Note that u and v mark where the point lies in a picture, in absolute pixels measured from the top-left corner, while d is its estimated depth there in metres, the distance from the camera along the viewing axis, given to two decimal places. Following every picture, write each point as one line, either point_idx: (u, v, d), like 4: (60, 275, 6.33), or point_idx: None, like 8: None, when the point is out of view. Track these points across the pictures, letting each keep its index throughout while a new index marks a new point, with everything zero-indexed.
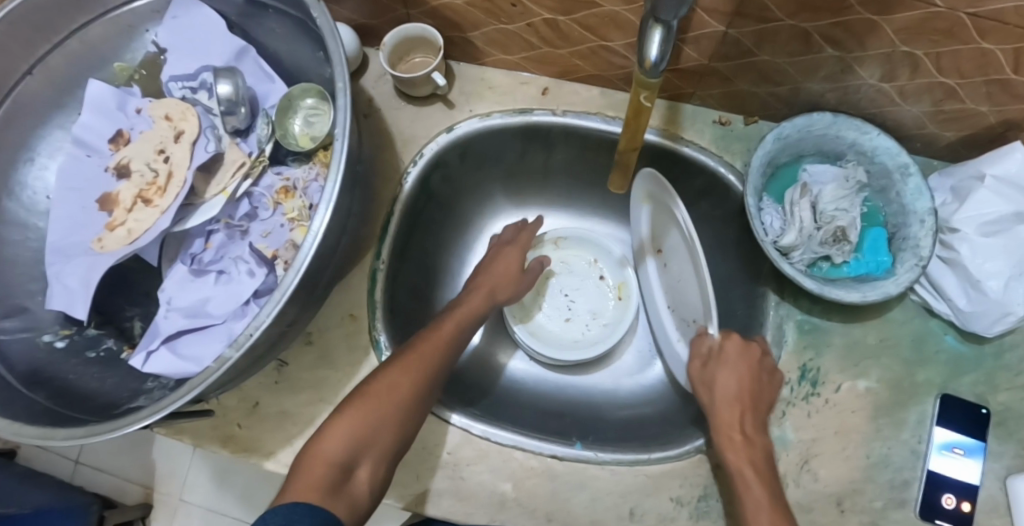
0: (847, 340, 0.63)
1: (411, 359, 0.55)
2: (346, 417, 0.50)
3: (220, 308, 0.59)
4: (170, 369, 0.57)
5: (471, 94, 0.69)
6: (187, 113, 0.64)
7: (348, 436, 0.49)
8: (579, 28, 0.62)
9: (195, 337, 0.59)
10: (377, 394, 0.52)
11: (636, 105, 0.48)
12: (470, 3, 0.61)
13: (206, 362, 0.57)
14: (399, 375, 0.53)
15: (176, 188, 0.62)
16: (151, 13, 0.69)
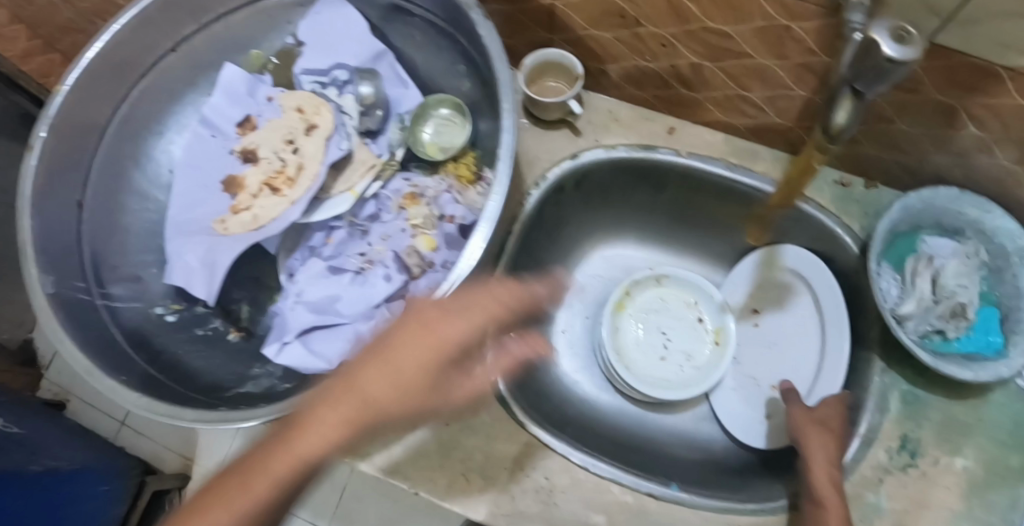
0: (948, 416, 0.62)
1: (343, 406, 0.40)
2: (208, 510, 0.36)
3: (351, 308, 0.61)
4: (301, 363, 0.59)
5: (597, 125, 0.70)
6: (321, 107, 0.65)
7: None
8: (724, 76, 0.63)
9: (321, 333, 0.60)
10: (259, 474, 0.37)
11: (805, 164, 0.51)
12: (619, 37, 0.62)
13: (336, 360, 0.58)
14: (303, 441, 0.38)
15: (307, 180, 0.63)
16: (293, 6, 0.69)
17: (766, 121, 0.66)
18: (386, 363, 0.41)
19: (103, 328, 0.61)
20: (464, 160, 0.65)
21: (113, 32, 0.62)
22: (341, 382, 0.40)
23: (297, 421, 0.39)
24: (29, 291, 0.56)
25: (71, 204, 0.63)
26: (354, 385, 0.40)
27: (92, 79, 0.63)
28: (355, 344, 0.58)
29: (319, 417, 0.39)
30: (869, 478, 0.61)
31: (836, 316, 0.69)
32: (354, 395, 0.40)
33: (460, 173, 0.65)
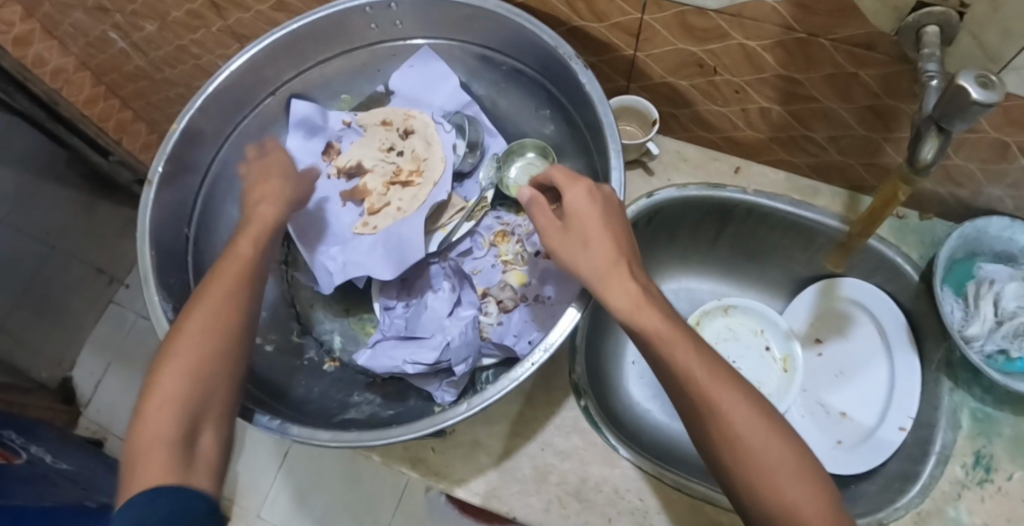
0: (1019, 433, 0.65)
1: (216, 292, 0.52)
2: (163, 376, 0.47)
3: (431, 324, 0.63)
4: (379, 366, 0.60)
5: (667, 164, 0.75)
6: (412, 114, 0.72)
7: (196, 367, 0.48)
8: (790, 118, 0.68)
9: (402, 347, 0.61)
10: (198, 328, 0.49)
11: (891, 193, 0.56)
12: (694, 85, 0.68)
13: (413, 365, 0.59)
14: (214, 305, 0.51)
15: (438, 164, 0.69)
16: (387, 56, 0.74)
17: (827, 158, 0.71)
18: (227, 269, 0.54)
19: None
20: None
21: (227, 73, 0.66)
22: (210, 278, 0.53)
23: (201, 297, 0.51)
24: (153, 316, 0.58)
25: (180, 236, 0.66)
26: (208, 287, 0.52)
27: (204, 119, 0.67)
28: (431, 350, 0.60)
29: (218, 296, 0.52)
30: (949, 493, 0.63)
31: (901, 346, 0.73)
32: (230, 275, 0.53)
33: None
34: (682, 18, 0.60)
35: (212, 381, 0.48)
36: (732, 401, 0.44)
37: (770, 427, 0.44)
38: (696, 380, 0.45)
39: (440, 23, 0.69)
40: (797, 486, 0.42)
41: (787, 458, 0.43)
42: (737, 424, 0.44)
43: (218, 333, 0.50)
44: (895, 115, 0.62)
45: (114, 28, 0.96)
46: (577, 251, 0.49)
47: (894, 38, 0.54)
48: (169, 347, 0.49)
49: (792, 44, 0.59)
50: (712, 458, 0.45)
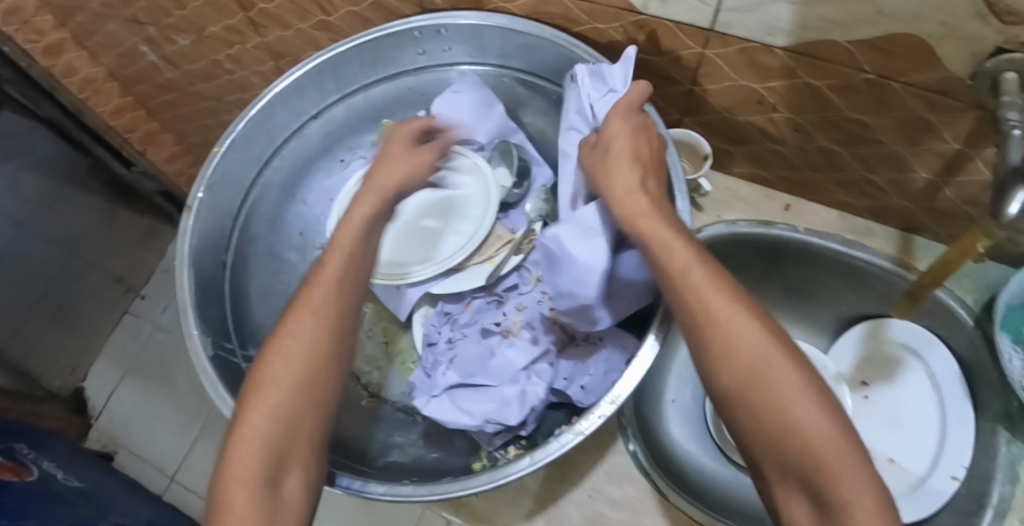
0: None
1: (299, 333, 0.47)
2: (252, 416, 0.44)
3: (499, 371, 0.59)
4: (448, 417, 0.58)
5: (719, 201, 0.73)
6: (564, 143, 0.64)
7: (281, 413, 0.44)
8: (852, 160, 0.66)
9: (469, 397, 0.59)
10: (285, 373, 0.46)
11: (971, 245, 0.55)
12: (752, 122, 0.66)
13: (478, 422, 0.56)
14: (307, 346, 0.47)
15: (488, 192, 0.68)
16: (433, 82, 0.73)
17: (885, 201, 0.69)
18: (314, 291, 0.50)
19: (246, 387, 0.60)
20: None
21: (270, 97, 0.64)
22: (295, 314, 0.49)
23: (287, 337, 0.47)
24: (192, 351, 0.56)
25: (218, 264, 0.64)
26: (291, 330, 0.48)
27: (246, 142, 0.65)
28: (497, 407, 0.56)
29: (304, 339, 0.47)
30: None
31: (954, 392, 0.71)
32: (310, 312, 0.48)
33: None
34: (746, 55, 0.58)
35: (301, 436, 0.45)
36: (804, 408, 0.36)
37: (850, 443, 0.35)
38: (765, 369, 0.37)
39: (492, 49, 0.68)
40: (870, 506, 0.33)
41: (861, 476, 0.34)
42: (809, 430, 0.35)
43: (308, 375, 0.46)
44: (962, 160, 0.60)
45: (146, 39, 0.94)
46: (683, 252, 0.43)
47: (969, 83, 0.51)
48: (257, 389, 0.45)
49: (860, 85, 0.57)
50: (787, 470, 0.36)
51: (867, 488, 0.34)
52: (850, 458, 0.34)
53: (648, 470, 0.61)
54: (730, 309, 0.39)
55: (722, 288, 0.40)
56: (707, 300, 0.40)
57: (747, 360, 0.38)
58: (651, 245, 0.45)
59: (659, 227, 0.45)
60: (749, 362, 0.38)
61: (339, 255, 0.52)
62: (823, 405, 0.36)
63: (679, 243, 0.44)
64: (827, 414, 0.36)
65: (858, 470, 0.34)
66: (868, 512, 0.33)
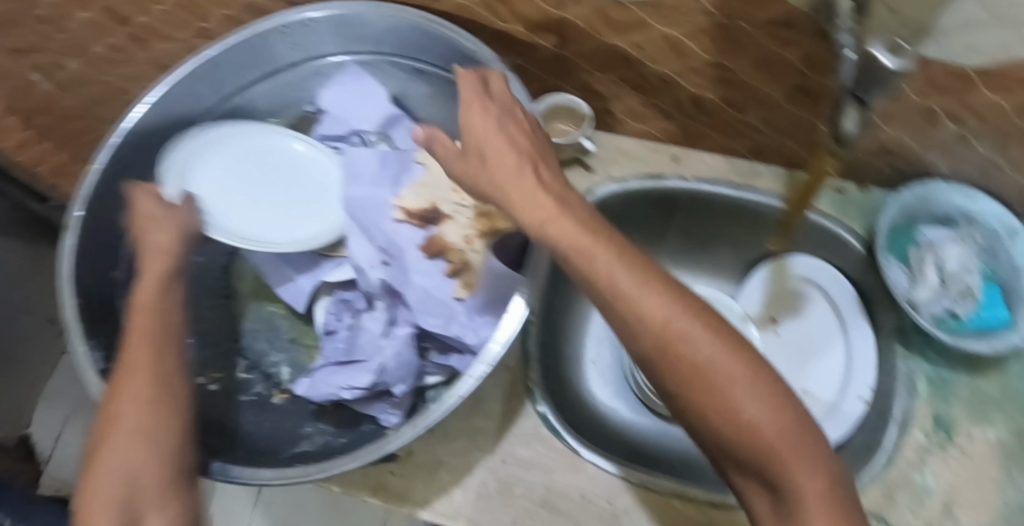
0: (973, 393, 0.67)
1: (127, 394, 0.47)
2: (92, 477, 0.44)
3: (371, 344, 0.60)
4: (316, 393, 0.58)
5: (605, 159, 0.75)
6: None
7: (119, 460, 0.45)
8: (721, 104, 0.68)
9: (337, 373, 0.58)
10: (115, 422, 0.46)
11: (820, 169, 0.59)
12: (624, 78, 0.68)
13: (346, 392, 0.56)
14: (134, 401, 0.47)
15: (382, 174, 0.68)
16: (313, 75, 0.73)
17: (764, 140, 0.72)
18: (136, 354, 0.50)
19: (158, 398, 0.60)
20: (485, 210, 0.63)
21: (140, 108, 0.64)
22: (126, 371, 0.49)
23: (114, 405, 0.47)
24: (79, 366, 0.55)
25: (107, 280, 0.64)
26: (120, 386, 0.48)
27: (121, 157, 0.65)
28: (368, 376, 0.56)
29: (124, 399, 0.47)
30: (913, 460, 0.64)
31: (853, 316, 0.74)
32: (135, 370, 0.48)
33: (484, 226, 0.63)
34: (602, 13, 0.59)
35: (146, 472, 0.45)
36: (753, 404, 0.37)
37: (790, 424, 0.38)
38: (722, 370, 0.38)
39: (361, 36, 0.68)
40: (815, 490, 0.37)
41: (806, 461, 0.37)
42: (758, 427, 0.37)
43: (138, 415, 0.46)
44: (822, 93, 0.62)
45: (35, 68, 0.92)
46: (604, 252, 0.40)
47: (808, 15, 0.53)
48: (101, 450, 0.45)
49: (713, 29, 0.58)
50: (739, 461, 0.39)
51: (812, 472, 0.37)
52: (798, 443, 0.38)
53: (559, 429, 0.64)
54: (683, 319, 0.38)
55: (666, 287, 0.40)
56: (649, 315, 0.38)
57: (694, 361, 0.38)
58: (579, 256, 0.41)
59: (575, 228, 0.42)
60: (705, 367, 0.38)
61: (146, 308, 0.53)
62: (772, 397, 0.38)
63: (604, 248, 0.41)
64: (772, 400, 0.38)
65: (807, 458, 0.37)
66: (813, 496, 0.37)
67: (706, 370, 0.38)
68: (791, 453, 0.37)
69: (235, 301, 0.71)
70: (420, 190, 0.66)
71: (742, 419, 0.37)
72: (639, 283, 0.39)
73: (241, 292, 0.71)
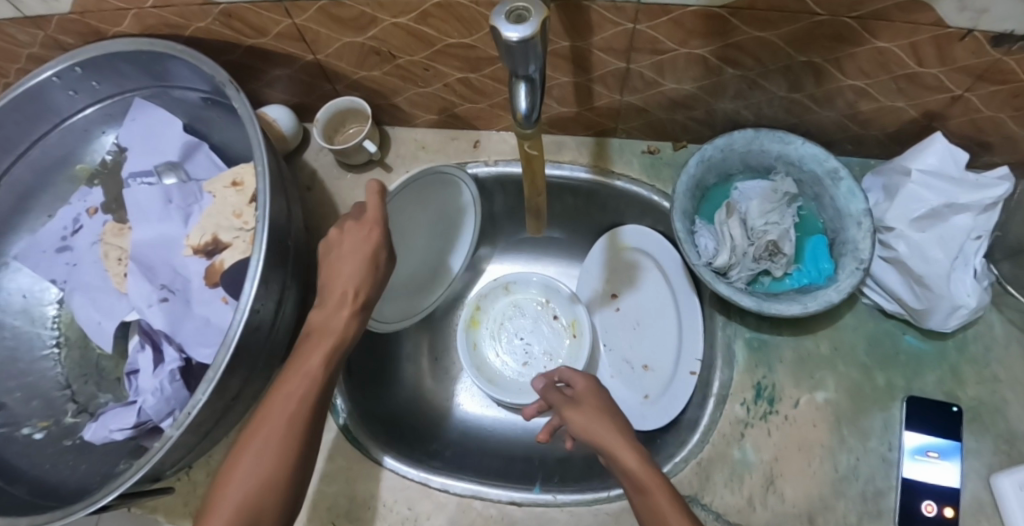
0: (799, 353, 0.62)
1: (261, 435, 0.47)
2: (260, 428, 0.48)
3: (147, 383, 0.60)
4: (95, 435, 0.59)
5: (404, 155, 0.72)
6: None
7: (263, 480, 0.46)
8: (492, 82, 0.64)
9: (116, 414, 0.59)
10: (231, 486, 0.45)
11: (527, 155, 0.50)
12: (388, 72, 0.65)
13: (117, 435, 0.58)
14: (284, 415, 0.48)
15: (174, 209, 0.68)
16: (105, 117, 0.73)
17: (554, 112, 0.68)
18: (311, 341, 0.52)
19: None
20: None
21: None
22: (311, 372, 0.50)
23: (293, 384, 0.50)
24: None
25: None
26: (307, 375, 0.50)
27: None
28: (135, 417, 0.57)
29: (291, 389, 0.49)
30: (730, 434, 0.60)
31: (680, 283, 0.69)
32: (323, 344, 0.52)
33: None
34: (327, 13, 0.57)
35: (252, 517, 0.45)
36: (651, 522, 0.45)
37: None
38: (639, 477, 0.46)
39: (133, 73, 0.68)
40: None
41: None
42: None
43: (260, 447, 0.47)
44: (583, 56, 0.59)
45: None
46: (583, 420, 0.53)
47: None
48: (230, 462, 0.47)
49: (436, 11, 0.55)
50: None
51: None
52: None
53: (360, 438, 0.64)
54: (608, 428, 0.51)
55: (603, 412, 0.53)
56: (575, 423, 0.53)
57: (581, 429, 0.52)
58: (577, 402, 0.55)
59: (592, 397, 0.55)
60: (614, 449, 0.49)
61: (347, 256, 0.55)
62: (662, 478, 0.46)
63: (598, 404, 0.55)
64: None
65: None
66: None
67: (637, 479, 0.47)
68: None
69: (63, 349, 0.72)
70: (205, 223, 0.66)
71: None
72: (591, 425, 0.52)
73: (69, 339, 0.73)
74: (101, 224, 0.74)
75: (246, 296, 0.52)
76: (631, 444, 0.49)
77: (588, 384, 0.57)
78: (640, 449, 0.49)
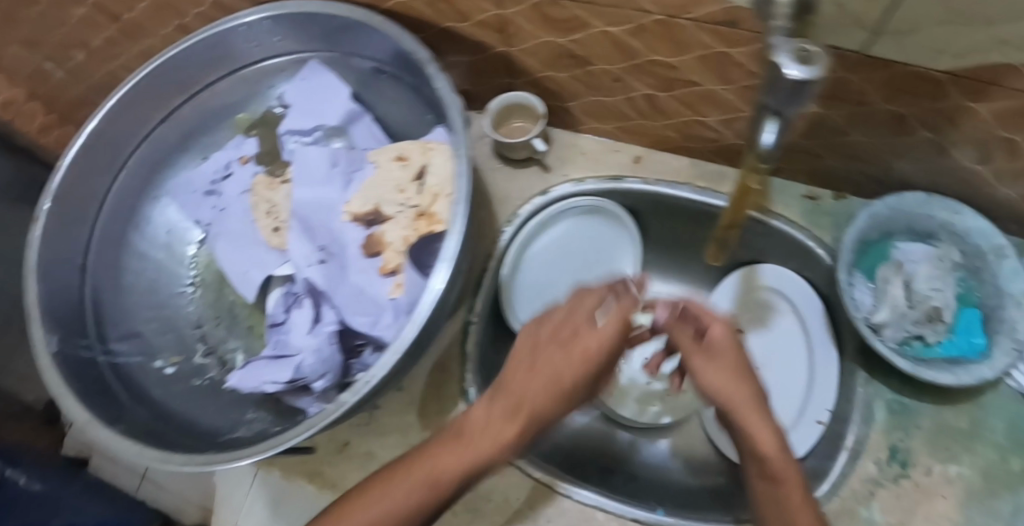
0: (937, 424, 0.62)
1: (435, 465, 0.46)
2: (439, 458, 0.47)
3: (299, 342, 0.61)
4: (241, 383, 0.60)
5: (563, 157, 0.73)
6: (431, 151, 0.66)
7: (438, 489, 0.46)
8: (678, 104, 0.65)
9: (267, 366, 0.60)
10: (417, 468, 0.47)
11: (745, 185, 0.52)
12: (574, 77, 0.65)
13: (269, 388, 0.58)
14: (576, 361, 0.47)
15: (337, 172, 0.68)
16: (277, 71, 0.74)
17: (727, 143, 0.68)
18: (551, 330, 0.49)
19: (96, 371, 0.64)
20: (431, 212, 0.64)
21: (112, 103, 0.68)
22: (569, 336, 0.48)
23: (591, 347, 0.48)
24: (36, 350, 0.60)
25: (74, 268, 0.68)
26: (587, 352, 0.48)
27: (93, 151, 0.69)
28: (291, 373, 0.58)
29: (589, 343, 0.48)
30: (860, 492, 0.60)
31: (820, 333, 0.70)
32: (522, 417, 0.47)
33: (429, 228, 0.63)
34: (540, 11, 0.58)
35: (416, 502, 0.46)
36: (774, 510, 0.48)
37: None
38: (771, 462, 0.48)
39: (317, 35, 0.69)
40: None
41: None
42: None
43: (465, 446, 0.47)
44: None
45: (46, 58, 0.95)
46: (707, 366, 0.50)
47: (750, 14, 0.51)
48: (437, 447, 0.47)
49: (656, 27, 0.56)
50: None
51: None
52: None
53: None
54: (749, 404, 0.49)
55: (742, 378, 0.50)
56: (732, 400, 0.49)
57: (725, 399, 0.49)
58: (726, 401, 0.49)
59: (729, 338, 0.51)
60: (751, 419, 0.48)
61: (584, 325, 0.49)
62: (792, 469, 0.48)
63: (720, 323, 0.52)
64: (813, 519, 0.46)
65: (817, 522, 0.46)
66: None
67: (764, 456, 0.48)
68: None
69: (198, 290, 0.74)
70: (367, 193, 0.67)
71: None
72: (729, 388, 0.49)
73: (205, 281, 0.74)
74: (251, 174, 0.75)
75: (439, 277, 0.52)
76: (761, 409, 0.49)
77: (730, 345, 0.50)
78: (741, 363, 0.50)
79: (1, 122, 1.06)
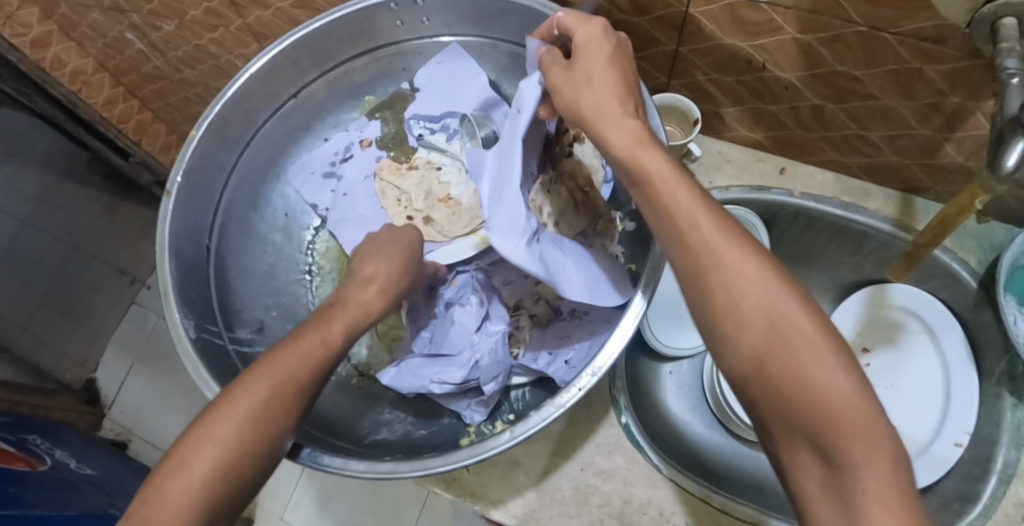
0: None
1: (264, 391, 0.43)
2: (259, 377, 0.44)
3: (462, 342, 0.62)
4: (408, 385, 0.61)
5: (709, 165, 0.74)
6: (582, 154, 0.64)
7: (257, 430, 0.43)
8: (844, 117, 0.63)
9: (429, 365, 0.62)
10: (272, 372, 0.44)
11: (970, 201, 0.54)
12: (741, 83, 0.64)
13: (444, 387, 0.59)
14: (699, 201, 0.41)
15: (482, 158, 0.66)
16: (414, 53, 0.70)
17: (881, 159, 0.67)
18: (569, 73, 0.49)
19: (229, 360, 0.61)
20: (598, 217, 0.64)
21: (247, 75, 0.62)
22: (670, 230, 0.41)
23: (722, 254, 0.38)
24: (175, 334, 0.56)
25: (201, 247, 0.63)
26: (740, 313, 0.37)
27: (224, 126, 0.64)
28: (465, 373, 0.59)
29: (723, 253, 0.38)
30: (1014, 516, 0.59)
31: (955, 355, 0.70)
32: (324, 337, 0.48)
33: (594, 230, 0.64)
34: (731, 11, 0.55)
35: (270, 431, 0.43)
36: (818, 481, 0.34)
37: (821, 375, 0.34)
38: (837, 417, 0.33)
39: (468, 18, 0.65)
40: (873, 473, 0.32)
41: (874, 449, 0.32)
42: (823, 389, 0.34)
43: (273, 385, 0.44)
44: (960, 115, 0.56)
45: (131, 27, 0.91)
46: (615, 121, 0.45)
47: (965, 31, 0.47)
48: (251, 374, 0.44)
49: (851, 38, 0.53)
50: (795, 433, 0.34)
51: (876, 454, 0.32)
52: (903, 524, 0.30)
53: (641, 443, 0.62)
54: (810, 351, 0.35)
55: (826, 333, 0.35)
56: (770, 373, 0.35)
57: (805, 384, 0.34)
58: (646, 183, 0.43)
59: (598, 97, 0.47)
60: (804, 379, 0.34)
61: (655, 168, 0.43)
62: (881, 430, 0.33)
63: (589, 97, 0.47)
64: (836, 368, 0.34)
65: (891, 496, 0.31)
66: (873, 481, 0.31)
67: (829, 422, 0.33)
68: (832, 398, 0.33)
69: (316, 278, 0.71)
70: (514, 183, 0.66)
71: (812, 388, 0.34)
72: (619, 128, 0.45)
73: (323, 269, 0.72)
74: (375, 159, 0.73)
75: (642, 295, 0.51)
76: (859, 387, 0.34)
77: (761, 282, 0.37)
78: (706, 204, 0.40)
79: (68, 93, 1.03)
